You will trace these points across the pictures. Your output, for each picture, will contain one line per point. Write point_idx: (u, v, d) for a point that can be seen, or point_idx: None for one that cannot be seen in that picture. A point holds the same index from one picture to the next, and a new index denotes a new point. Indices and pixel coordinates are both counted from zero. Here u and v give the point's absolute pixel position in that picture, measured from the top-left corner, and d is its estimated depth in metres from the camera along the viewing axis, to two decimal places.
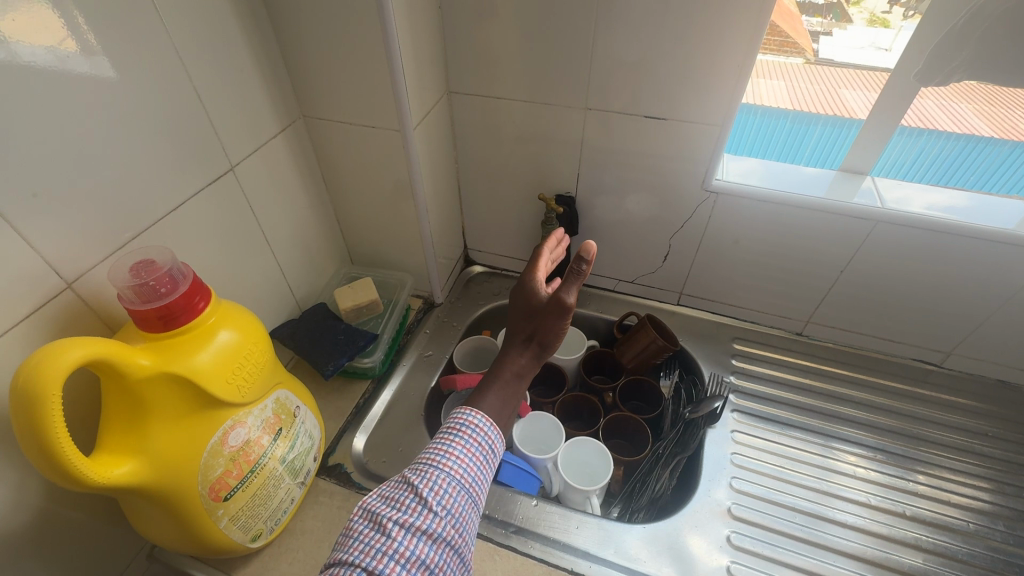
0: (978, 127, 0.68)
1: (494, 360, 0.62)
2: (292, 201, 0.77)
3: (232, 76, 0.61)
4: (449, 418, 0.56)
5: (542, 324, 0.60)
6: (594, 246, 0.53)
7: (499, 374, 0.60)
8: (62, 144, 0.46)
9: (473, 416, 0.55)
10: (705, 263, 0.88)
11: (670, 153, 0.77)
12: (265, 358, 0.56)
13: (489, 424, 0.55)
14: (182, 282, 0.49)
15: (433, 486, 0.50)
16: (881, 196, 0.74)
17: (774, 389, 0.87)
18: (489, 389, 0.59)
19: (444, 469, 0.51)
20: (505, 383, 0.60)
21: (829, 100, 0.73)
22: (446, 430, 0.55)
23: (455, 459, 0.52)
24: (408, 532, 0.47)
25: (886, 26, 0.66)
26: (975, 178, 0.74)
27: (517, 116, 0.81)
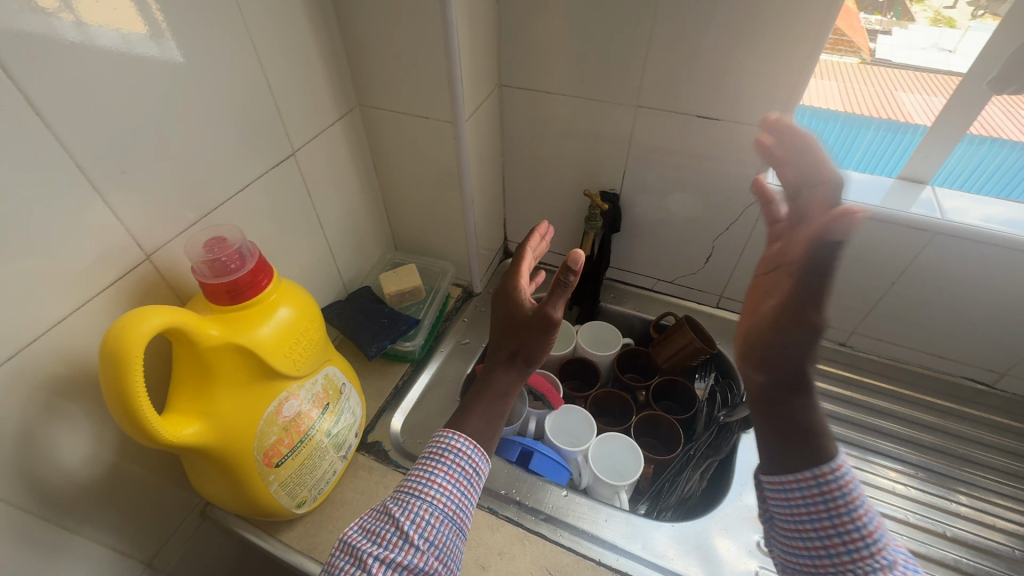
0: None
1: (482, 374, 0.61)
2: (345, 187, 0.80)
3: (299, 64, 0.64)
4: (430, 442, 0.55)
5: (530, 340, 0.58)
6: (582, 256, 0.49)
7: (486, 390, 0.59)
8: (147, 124, 0.49)
9: (454, 441, 0.54)
10: (749, 267, 0.87)
11: (721, 154, 0.76)
12: (318, 336, 0.59)
13: (472, 448, 0.54)
14: (249, 260, 0.52)
15: (414, 519, 0.49)
16: (941, 206, 0.72)
17: (811, 397, 0.86)
18: (476, 405, 0.58)
19: (426, 499, 0.50)
20: (489, 401, 0.58)
21: (887, 102, 0.75)
22: (428, 455, 0.54)
23: (437, 488, 0.51)
24: (389, 568, 0.47)
25: (952, 27, 0.67)
26: None
27: (567, 111, 0.82)
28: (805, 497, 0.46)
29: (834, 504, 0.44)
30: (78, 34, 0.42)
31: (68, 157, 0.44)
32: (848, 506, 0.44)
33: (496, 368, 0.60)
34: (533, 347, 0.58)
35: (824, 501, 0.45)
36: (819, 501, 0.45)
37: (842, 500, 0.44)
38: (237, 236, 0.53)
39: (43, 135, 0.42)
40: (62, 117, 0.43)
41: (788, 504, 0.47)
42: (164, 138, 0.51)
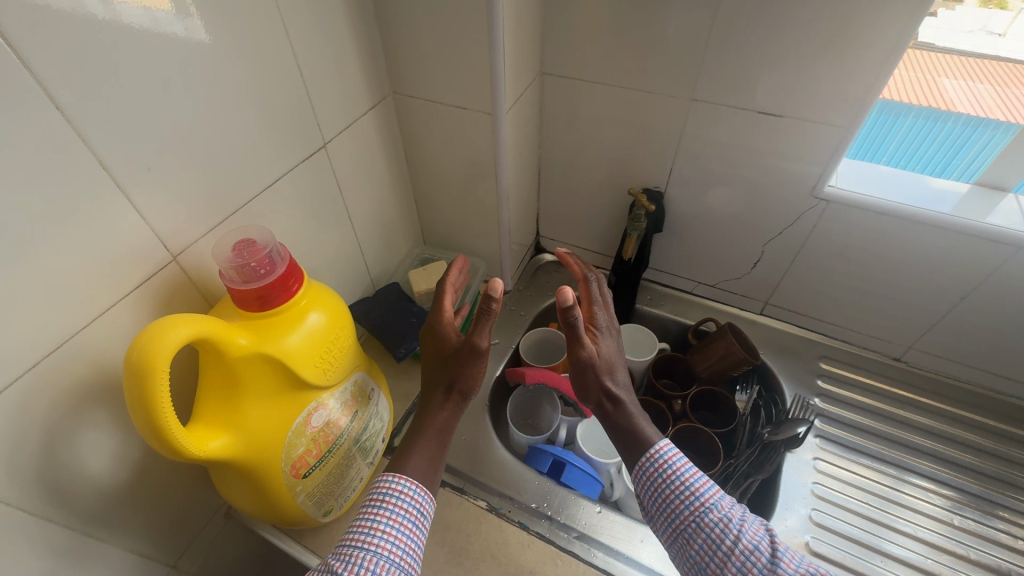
0: None
1: (416, 416, 0.59)
2: (376, 179, 0.76)
3: (331, 50, 0.60)
4: (370, 491, 0.53)
5: (459, 373, 0.58)
6: (500, 281, 0.52)
7: (423, 430, 0.58)
8: (173, 116, 0.46)
9: (394, 486, 0.52)
10: (800, 273, 0.81)
11: (780, 153, 0.70)
12: (349, 342, 0.56)
13: (414, 491, 0.52)
14: (279, 264, 0.49)
15: (358, 571, 0.46)
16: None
17: (861, 416, 0.81)
18: (413, 447, 0.56)
19: (371, 548, 0.47)
20: (427, 440, 0.57)
21: (926, 87, 0.67)
22: (368, 504, 0.51)
23: (382, 536, 0.49)
24: None
25: (1003, 9, 0.63)
26: None
27: (611, 103, 0.76)
28: (652, 480, 0.57)
29: (669, 477, 0.57)
30: (102, 10, 0.38)
31: (90, 154, 0.41)
32: (675, 473, 0.57)
33: (434, 405, 0.59)
34: (464, 379, 0.58)
35: (664, 477, 0.57)
36: (652, 465, 0.58)
37: (671, 471, 0.57)
38: (266, 237, 0.49)
39: (63, 131, 0.38)
40: (84, 111, 0.39)
41: (650, 488, 0.57)
42: (192, 132, 0.48)
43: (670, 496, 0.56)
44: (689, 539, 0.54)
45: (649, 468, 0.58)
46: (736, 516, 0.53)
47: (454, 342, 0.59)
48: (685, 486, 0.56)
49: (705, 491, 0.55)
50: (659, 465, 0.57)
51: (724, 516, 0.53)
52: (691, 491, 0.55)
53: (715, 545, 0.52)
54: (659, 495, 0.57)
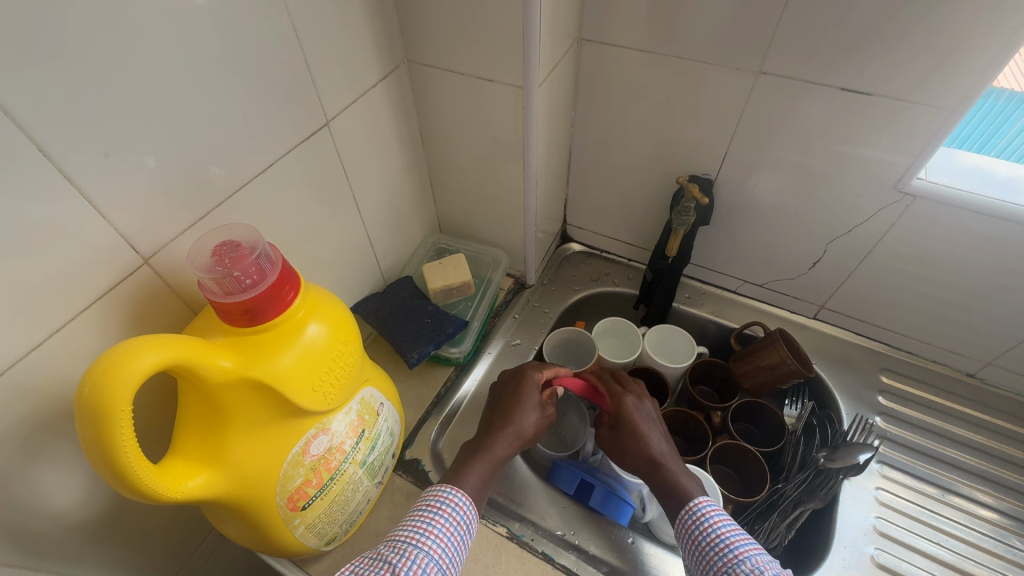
0: None
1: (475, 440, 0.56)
2: (387, 162, 0.67)
3: (336, 9, 0.50)
4: (425, 494, 0.50)
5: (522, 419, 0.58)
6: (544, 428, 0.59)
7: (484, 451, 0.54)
8: (138, 90, 0.37)
9: (453, 495, 0.50)
10: (868, 276, 0.71)
11: (861, 140, 0.60)
12: (354, 357, 0.48)
13: (469, 504, 0.50)
14: (270, 270, 0.41)
15: (411, 566, 0.43)
16: None
17: (927, 439, 0.72)
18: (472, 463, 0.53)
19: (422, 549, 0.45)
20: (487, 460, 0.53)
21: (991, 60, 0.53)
22: (424, 505, 0.49)
23: (433, 540, 0.46)
24: None
25: None
26: None
27: (660, 75, 0.66)
28: (688, 535, 0.51)
29: (704, 530, 0.50)
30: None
31: (28, 137, 0.32)
32: (710, 526, 0.50)
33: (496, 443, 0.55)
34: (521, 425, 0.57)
35: (698, 531, 0.50)
36: (687, 516, 0.52)
37: (706, 525, 0.50)
38: (253, 237, 0.41)
39: None
40: (15, 82, 0.31)
41: (687, 545, 0.51)
42: (164, 108, 0.39)
43: (705, 551, 0.49)
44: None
45: (686, 522, 0.52)
46: (772, 571, 0.46)
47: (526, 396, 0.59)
48: (718, 537, 0.49)
49: (740, 544, 0.48)
50: (696, 518, 0.51)
51: (758, 568, 0.46)
52: (726, 544, 0.49)
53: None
54: (695, 550, 0.50)
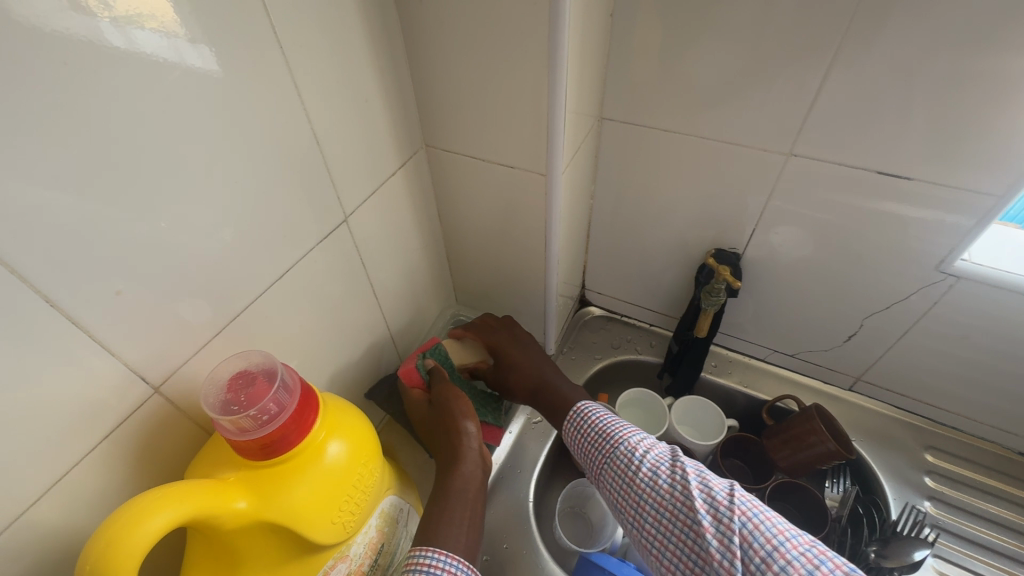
0: None
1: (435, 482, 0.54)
2: (406, 245, 0.65)
3: (355, 109, 0.50)
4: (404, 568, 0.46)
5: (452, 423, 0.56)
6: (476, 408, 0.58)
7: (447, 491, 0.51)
8: (154, 221, 0.36)
9: (427, 555, 0.46)
10: (909, 351, 0.68)
11: (903, 219, 0.57)
12: (375, 473, 0.45)
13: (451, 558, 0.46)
14: (288, 400, 0.38)
15: None
16: None
17: (984, 529, 0.67)
18: (441, 513, 0.49)
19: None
20: (447, 495, 0.51)
21: None
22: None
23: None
24: None
25: None
26: None
27: (684, 153, 0.64)
28: (576, 427, 0.59)
29: (589, 420, 0.58)
30: (119, 41, 0.31)
31: (31, 289, 0.30)
32: (595, 417, 0.58)
33: (459, 464, 0.53)
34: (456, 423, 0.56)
35: (583, 434, 0.58)
36: (576, 412, 0.60)
37: (588, 425, 0.58)
38: (268, 363, 0.39)
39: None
40: (21, 238, 0.29)
41: (577, 446, 0.59)
42: (180, 235, 0.38)
43: (591, 444, 0.57)
44: (605, 471, 0.55)
45: (576, 422, 0.59)
46: (647, 445, 0.54)
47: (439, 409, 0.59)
48: (602, 424, 0.57)
49: (617, 431, 0.56)
50: (581, 418, 0.59)
51: (636, 445, 0.54)
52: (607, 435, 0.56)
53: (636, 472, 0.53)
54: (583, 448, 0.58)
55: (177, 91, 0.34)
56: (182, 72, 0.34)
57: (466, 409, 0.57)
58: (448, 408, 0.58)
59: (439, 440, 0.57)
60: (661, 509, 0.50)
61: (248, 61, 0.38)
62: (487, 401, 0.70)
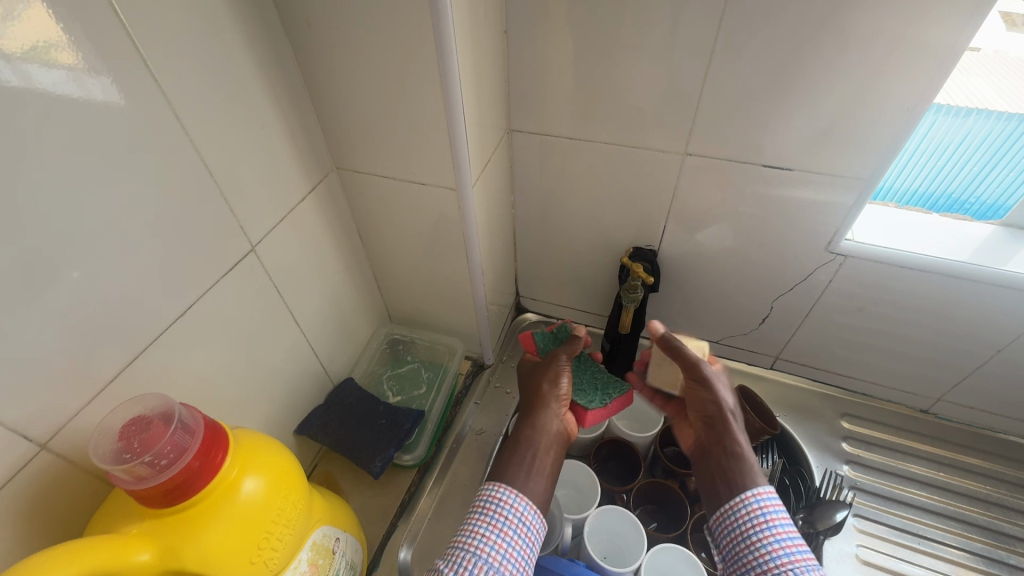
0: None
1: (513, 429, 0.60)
2: (327, 269, 0.65)
3: (252, 137, 0.49)
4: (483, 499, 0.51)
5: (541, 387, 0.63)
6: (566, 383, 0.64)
7: (520, 440, 0.57)
8: (24, 269, 0.34)
9: (499, 488, 0.51)
10: (816, 327, 0.74)
11: (791, 206, 0.62)
12: (299, 504, 0.44)
13: (519, 498, 0.50)
14: (189, 440, 0.37)
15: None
16: None
17: (897, 484, 0.72)
18: (507, 458, 0.55)
19: (482, 556, 0.46)
20: (522, 446, 0.56)
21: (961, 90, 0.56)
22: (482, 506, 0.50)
23: (489, 546, 0.47)
24: None
25: None
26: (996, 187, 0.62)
27: (591, 160, 0.67)
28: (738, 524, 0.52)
29: (748, 521, 0.51)
30: (13, 77, 0.32)
31: None
32: (755, 518, 0.51)
33: (540, 417, 0.60)
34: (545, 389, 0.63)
35: (738, 522, 0.52)
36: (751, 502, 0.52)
37: (745, 512, 0.52)
38: (165, 405, 0.37)
39: None
40: None
41: (724, 529, 0.53)
42: (57, 282, 0.36)
43: (739, 536, 0.51)
44: None
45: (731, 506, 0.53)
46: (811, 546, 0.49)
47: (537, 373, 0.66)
48: (760, 533, 0.50)
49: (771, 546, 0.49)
50: (743, 511, 0.52)
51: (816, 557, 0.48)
52: (761, 536, 0.50)
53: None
54: (731, 536, 0.52)
55: (42, 135, 0.34)
56: (48, 114, 0.34)
57: (562, 380, 0.64)
58: (543, 375, 0.65)
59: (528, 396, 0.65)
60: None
61: (125, 98, 0.38)
62: (600, 389, 0.69)
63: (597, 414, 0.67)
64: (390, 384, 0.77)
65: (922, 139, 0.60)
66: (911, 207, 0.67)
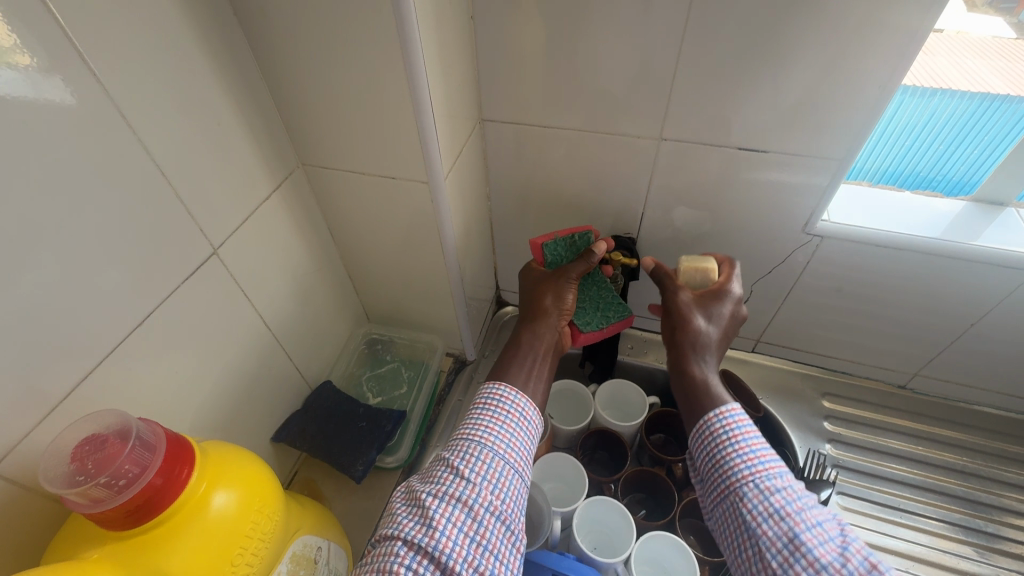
0: (994, 83, 0.55)
1: (516, 335, 0.61)
2: (297, 270, 0.62)
3: (208, 134, 0.47)
4: (480, 394, 0.53)
5: (544, 293, 0.64)
6: (572, 298, 0.63)
7: (521, 346, 0.59)
8: None
9: (500, 386, 0.53)
10: (795, 309, 0.74)
11: (767, 189, 0.62)
12: (274, 515, 0.43)
13: (520, 395, 0.52)
14: (150, 457, 0.35)
15: (469, 459, 0.47)
16: (1015, 237, 0.60)
17: (878, 460, 0.73)
18: (512, 361, 0.58)
19: (486, 444, 0.48)
20: (522, 350, 0.59)
21: (930, 69, 0.56)
22: (481, 404, 0.52)
23: (493, 435, 0.49)
24: (442, 501, 0.45)
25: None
26: (965, 167, 0.63)
27: (565, 148, 0.66)
28: (717, 445, 0.51)
29: (726, 442, 0.50)
30: None
31: None
32: (732, 441, 0.50)
33: (541, 327, 0.61)
34: (546, 295, 0.63)
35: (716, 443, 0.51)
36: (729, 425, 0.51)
37: (726, 436, 0.50)
38: (119, 422, 0.35)
39: None
40: None
41: (702, 451, 0.52)
42: None
43: (720, 460, 0.50)
44: (733, 503, 0.48)
45: (709, 431, 0.52)
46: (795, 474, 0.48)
47: (541, 279, 0.66)
48: (739, 452, 0.49)
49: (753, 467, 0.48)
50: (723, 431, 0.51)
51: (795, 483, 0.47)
52: (743, 459, 0.49)
53: (772, 511, 0.45)
54: (710, 459, 0.51)
55: None
56: None
57: (568, 286, 0.64)
58: (546, 280, 0.65)
59: (527, 303, 0.65)
60: (798, 552, 0.43)
61: (67, 97, 0.36)
62: (608, 306, 0.68)
63: (590, 336, 0.66)
64: (370, 384, 0.75)
65: (894, 120, 0.60)
66: (880, 184, 0.67)
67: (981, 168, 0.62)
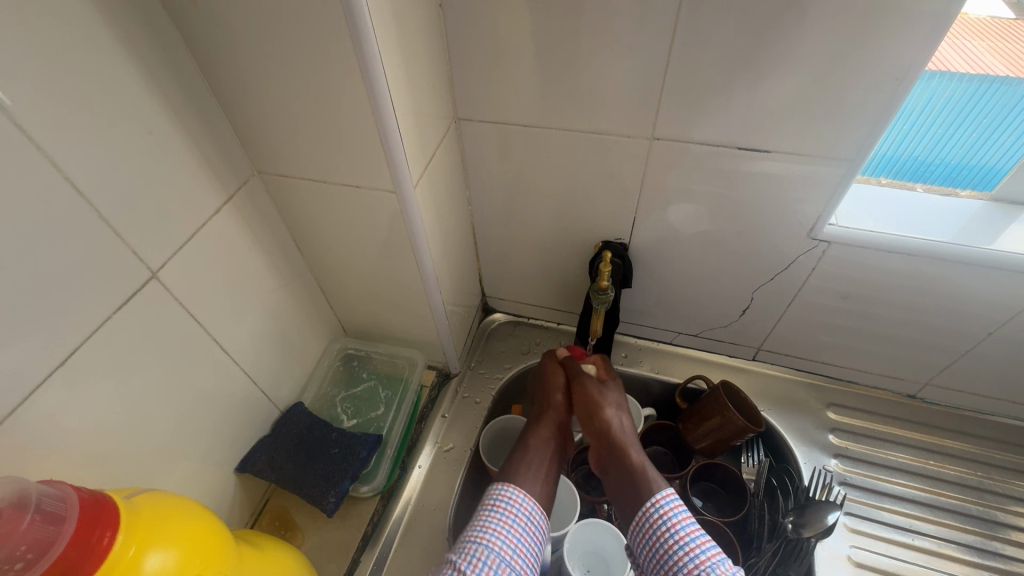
0: (995, 66, 0.50)
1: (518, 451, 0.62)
2: (257, 287, 0.57)
3: (140, 146, 0.42)
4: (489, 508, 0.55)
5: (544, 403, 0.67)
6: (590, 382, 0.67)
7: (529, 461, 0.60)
8: None
9: (505, 500, 0.55)
10: (798, 317, 0.69)
11: (769, 192, 0.57)
12: (221, 570, 0.38)
13: (525, 499, 0.56)
14: (58, 529, 0.31)
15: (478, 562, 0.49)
16: None
17: (886, 477, 0.69)
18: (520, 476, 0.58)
19: (491, 547, 0.50)
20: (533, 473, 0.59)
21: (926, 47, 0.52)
22: (486, 507, 0.55)
23: (498, 536, 0.52)
24: None
25: None
26: (962, 154, 0.57)
27: (548, 149, 0.61)
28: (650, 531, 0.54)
29: (655, 522, 0.54)
30: None
31: None
32: (660, 518, 0.54)
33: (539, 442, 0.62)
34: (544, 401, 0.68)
35: (651, 526, 0.54)
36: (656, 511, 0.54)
37: (659, 517, 0.54)
38: (15, 492, 0.31)
39: None
40: None
41: (639, 540, 0.54)
42: None
43: (657, 543, 0.53)
44: None
45: (651, 515, 0.54)
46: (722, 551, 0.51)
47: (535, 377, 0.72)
48: (668, 528, 0.53)
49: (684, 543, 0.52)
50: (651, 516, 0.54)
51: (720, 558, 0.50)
52: (677, 538, 0.52)
53: None
54: (653, 553, 0.53)
55: None
56: None
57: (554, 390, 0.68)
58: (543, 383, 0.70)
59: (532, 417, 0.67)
60: None
61: None
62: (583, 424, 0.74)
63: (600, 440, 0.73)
64: (344, 406, 0.70)
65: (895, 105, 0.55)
66: (894, 179, 0.62)
67: (979, 156, 0.57)
